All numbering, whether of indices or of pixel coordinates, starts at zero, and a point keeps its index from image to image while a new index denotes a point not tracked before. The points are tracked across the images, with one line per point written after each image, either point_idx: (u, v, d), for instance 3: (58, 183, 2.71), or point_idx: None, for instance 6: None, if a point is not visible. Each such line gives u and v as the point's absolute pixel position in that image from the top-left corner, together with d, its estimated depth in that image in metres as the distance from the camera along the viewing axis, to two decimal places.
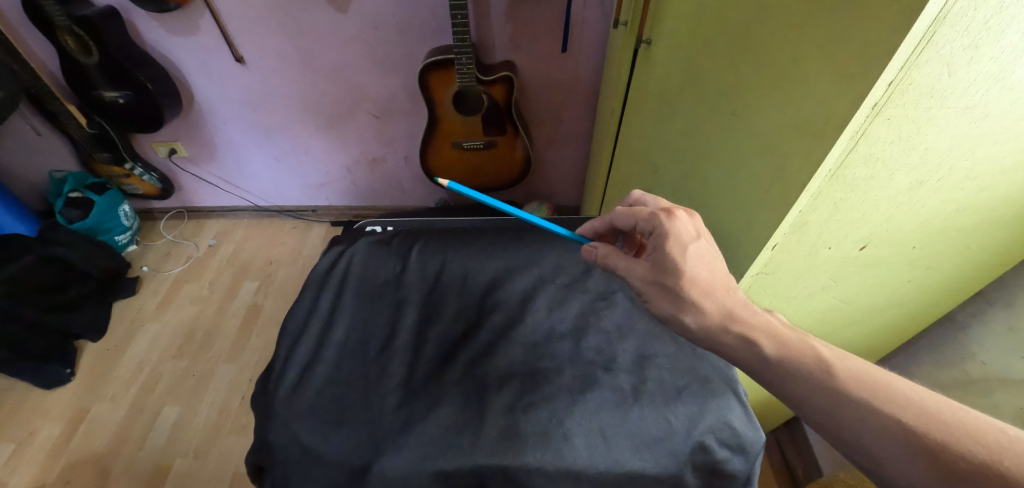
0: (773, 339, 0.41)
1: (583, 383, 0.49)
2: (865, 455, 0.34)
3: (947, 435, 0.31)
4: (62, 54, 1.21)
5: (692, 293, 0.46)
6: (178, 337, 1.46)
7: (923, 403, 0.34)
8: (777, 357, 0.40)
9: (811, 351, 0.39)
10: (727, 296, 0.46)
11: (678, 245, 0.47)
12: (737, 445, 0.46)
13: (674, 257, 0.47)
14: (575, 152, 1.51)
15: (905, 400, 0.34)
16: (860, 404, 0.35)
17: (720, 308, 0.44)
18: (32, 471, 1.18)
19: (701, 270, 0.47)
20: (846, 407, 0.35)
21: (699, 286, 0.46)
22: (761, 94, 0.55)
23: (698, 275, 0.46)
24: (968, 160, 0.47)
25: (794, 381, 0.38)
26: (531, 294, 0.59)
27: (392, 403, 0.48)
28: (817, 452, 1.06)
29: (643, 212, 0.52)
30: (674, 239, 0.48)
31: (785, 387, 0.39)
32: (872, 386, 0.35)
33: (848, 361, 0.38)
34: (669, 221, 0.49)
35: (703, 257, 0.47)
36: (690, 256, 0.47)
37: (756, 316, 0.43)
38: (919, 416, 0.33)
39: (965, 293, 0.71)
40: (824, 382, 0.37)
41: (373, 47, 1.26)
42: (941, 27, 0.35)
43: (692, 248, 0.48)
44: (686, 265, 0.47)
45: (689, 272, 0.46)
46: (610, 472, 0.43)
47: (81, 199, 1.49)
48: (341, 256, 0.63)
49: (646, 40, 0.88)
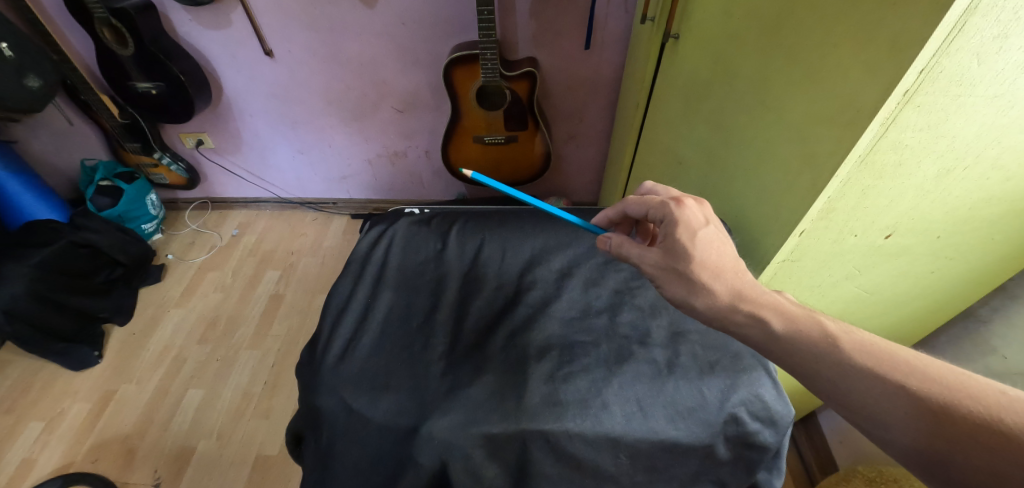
0: (779, 313, 0.42)
1: (619, 356, 0.51)
2: (872, 422, 0.36)
3: (950, 397, 0.33)
4: (98, 46, 1.25)
5: (699, 272, 0.46)
6: (202, 323, 1.49)
7: (926, 369, 0.35)
8: (786, 334, 0.41)
9: (816, 325, 0.40)
10: (736, 278, 0.46)
11: (687, 231, 0.48)
12: (768, 418, 0.47)
13: (684, 243, 0.47)
14: (594, 148, 1.54)
15: (908, 368, 0.35)
16: (866, 373, 0.36)
17: (730, 289, 0.45)
18: (61, 449, 1.21)
19: (710, 254, 0.47)
20: (851, 377, 0.37)
21: (709, 268, 0.46)
22: (788, 85, 0.57)
23: (707, 259, 0.47)
24: (995, 150, 0.48)
25: (802, 354, 0.40)
26: (566, 274, 0.61)
27: (437, 370, 0.51)
28: (834, 448, 1.07)
29: (654, 200, 0.52)
30: (683, 226, 0.48)
31: (795, 360, 0.40)
32: (876, 354, 0.37)
33: (853, 334, 0.39)
34: (678, 209, 0.50)
35: (712, 242, 0.48)
36: (699, 241, 0.47)
37: (765, 295, 0.44)
38: (922, 382, 0.34)
39: (987, 286, 0.72)
40: (831, 353, 0.38)
41: (399, 42, 1.30)
42: (972, 17, 0.37)
43: (701, 234, 0.48)
44: (695, 251, 0.47)
45: (698, 257, 0.47)
46: (645, 440, 0.45)
47: (111, 187, 1.52)
48: (383, 236, 0.66)
49: (674, 35, 0.91)
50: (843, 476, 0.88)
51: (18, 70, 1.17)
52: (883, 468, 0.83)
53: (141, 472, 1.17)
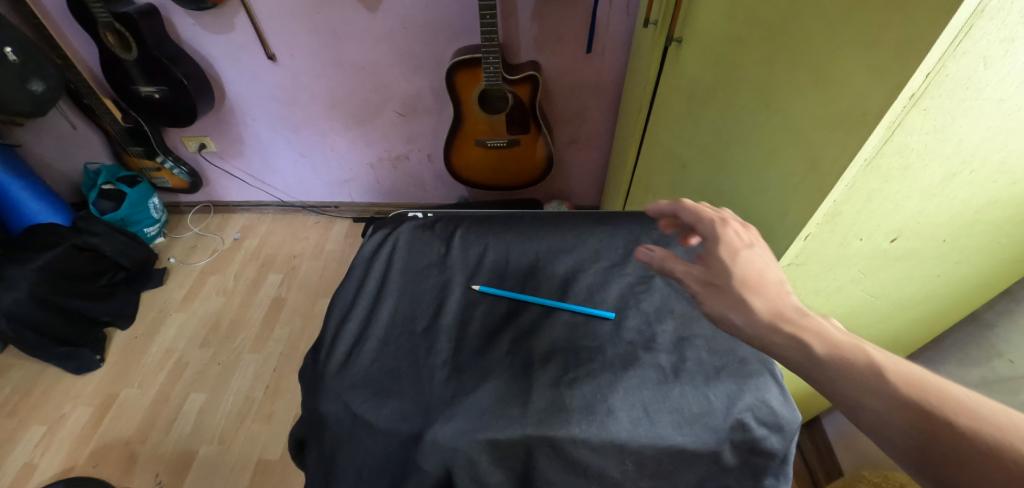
0: (818, 334, 0.35)
1: (624, 362, 0.51)
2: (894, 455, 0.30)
3: (1005, 447, 0.26)
4: (102, 50, 1.26)
5: (740, 289, 0.41)
6: (204, 327, 1.49)
7: (986, 413, 0.28)
8: (816, 352, 0.35)
9: (853, 346, 0.34)
10: (781, 298, 0.40)
11: (728, 250, 0.44)
12: (775, 424, 0.47)
13: (723, 260, 0.43)
14: (596, 152, 1.54)
15: (941, 397, 0.29)
16: (899, 403, 0.30)
17: (771, 307, 0.39)
18: (63, 453, 1.21)
19: (752, 274, 0.42)
20: (882, 405, 0.30)
21: (749, 285, 0.41)
22: (792, 88, 0.57)
23: (748, 276, 0.42)
24: (1001, 153, 0.48)
25: (828, 372, 0.33)
26: (571, 278, 0.62)
27: (441, 375, 0.50)
28: (840, 456, 1.07)
29: (702, 212, 0.49)
30: (724, 245, 0.45)
31: (819, 379, 0.34)
32: (920, 388, 0.30)
33: (896, 362, 0.32)
34: (722, 228, 0.46)
35: (757, 265, 0.43)
36: (740, 261, 0.43)
37: (808, 316, 0.37)
38: (971, 425, 0.28)
39: (992, 290, 0.71)
40: (862, 376, 0.32)
41: (401, 46, 1.30)
42: (979, 21, 0.37)
43: (744, 255, 0.44)
44: (735, 268, 0.43)
45: (738, 275, 0.42)
46: (652, 446, 0.45)
47: (114, 191, 1.53)
48: (386, 239, 0.66)
49: (677, 39, 0.92)
50: (849, 480, 0.87)
51: (20, 75, 1.18)
52: (888, 473, 0.82)
53: (142, 477, 1.17)
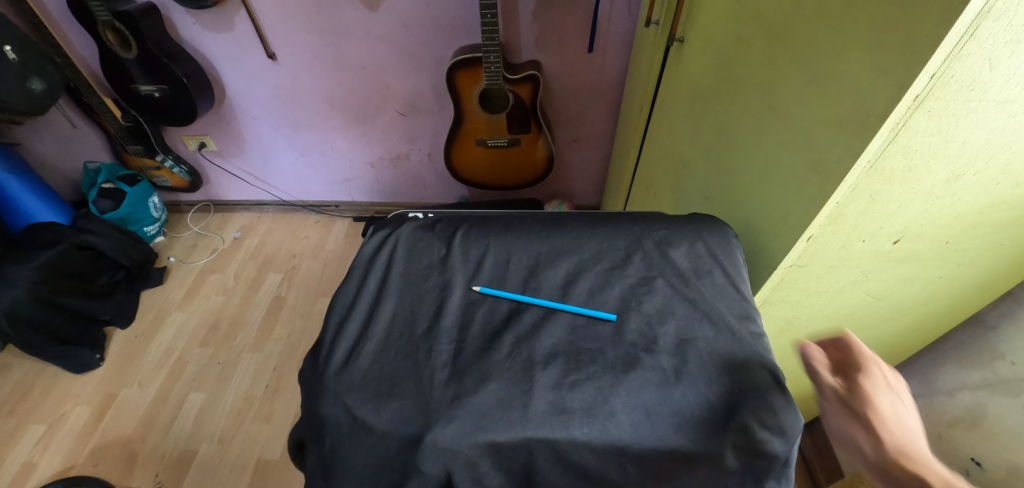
0: (894, 437, 0.39)
1: (626, 364, 0.51)
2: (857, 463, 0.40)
3: None
4: (102, 49, 1.25)
5: (869, 414, 0.40)
6: (204, 326, 1.49)
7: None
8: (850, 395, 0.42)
9: (879, 405, 0.41)
10: (902, 433, 0.39)
11: (878, 393, 0.41)
12: (778, 426, 0.44)
13: (868, 398, 0.41)
14: (597, 152, 1.54)
15: (918, 466, 0.37)
16: (877, 448, 0.38)
17: (885, 417, 0.40)
18: (62, 452, 1.21)
19: (893, 423, 0.40)
20: (869, 446, 0.39)
21: (887, 426, 0.39)
22: (796, 89, 0.56)
23: (889, 424, 0.40)
24: (1006, 154, 0.48)
25: (846, 405, 0.42)
26: (572, 280, 0.61)
27: (441, 377, 0.50)
28: (840, 457, 1.07)
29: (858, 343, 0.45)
30: (877, 386, 0.42)
31: (832, 408, 0.43)
32: (908, 458, 0.37)
33: (904, 436, 0.39)
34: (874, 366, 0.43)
35: (901, 420, 0.40)
36: (888, 411, 0.40)
37: (879, 390, 0.42)
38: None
39: (994, 292, 0.71)
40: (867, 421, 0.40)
41: (402, 45, 1.29)
42: (984, 21, 0.36)
43: (893, 405, 0.41)
44: (880, 413, 0.40)
45: (880, 419, 0.40)
46: (651, 448, 0.44)
47: (114, 190, 1.52)
48: (387, 240, 0.66)
49: (679, 39, 0.91)
50: (849, 481, 0.87)
51: (20, 73, 1.17)
52: None
53: (142, 477, 1.16)
